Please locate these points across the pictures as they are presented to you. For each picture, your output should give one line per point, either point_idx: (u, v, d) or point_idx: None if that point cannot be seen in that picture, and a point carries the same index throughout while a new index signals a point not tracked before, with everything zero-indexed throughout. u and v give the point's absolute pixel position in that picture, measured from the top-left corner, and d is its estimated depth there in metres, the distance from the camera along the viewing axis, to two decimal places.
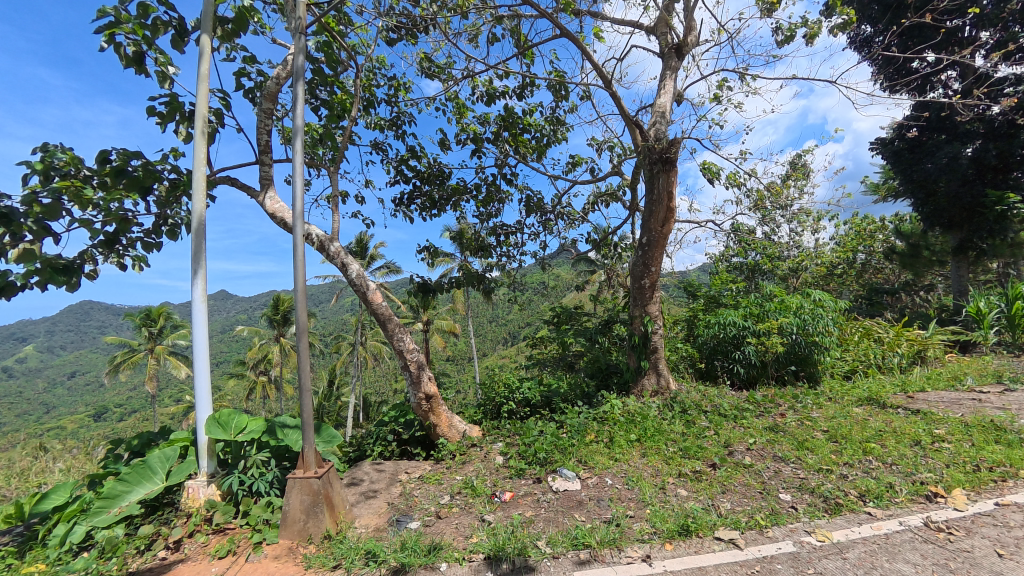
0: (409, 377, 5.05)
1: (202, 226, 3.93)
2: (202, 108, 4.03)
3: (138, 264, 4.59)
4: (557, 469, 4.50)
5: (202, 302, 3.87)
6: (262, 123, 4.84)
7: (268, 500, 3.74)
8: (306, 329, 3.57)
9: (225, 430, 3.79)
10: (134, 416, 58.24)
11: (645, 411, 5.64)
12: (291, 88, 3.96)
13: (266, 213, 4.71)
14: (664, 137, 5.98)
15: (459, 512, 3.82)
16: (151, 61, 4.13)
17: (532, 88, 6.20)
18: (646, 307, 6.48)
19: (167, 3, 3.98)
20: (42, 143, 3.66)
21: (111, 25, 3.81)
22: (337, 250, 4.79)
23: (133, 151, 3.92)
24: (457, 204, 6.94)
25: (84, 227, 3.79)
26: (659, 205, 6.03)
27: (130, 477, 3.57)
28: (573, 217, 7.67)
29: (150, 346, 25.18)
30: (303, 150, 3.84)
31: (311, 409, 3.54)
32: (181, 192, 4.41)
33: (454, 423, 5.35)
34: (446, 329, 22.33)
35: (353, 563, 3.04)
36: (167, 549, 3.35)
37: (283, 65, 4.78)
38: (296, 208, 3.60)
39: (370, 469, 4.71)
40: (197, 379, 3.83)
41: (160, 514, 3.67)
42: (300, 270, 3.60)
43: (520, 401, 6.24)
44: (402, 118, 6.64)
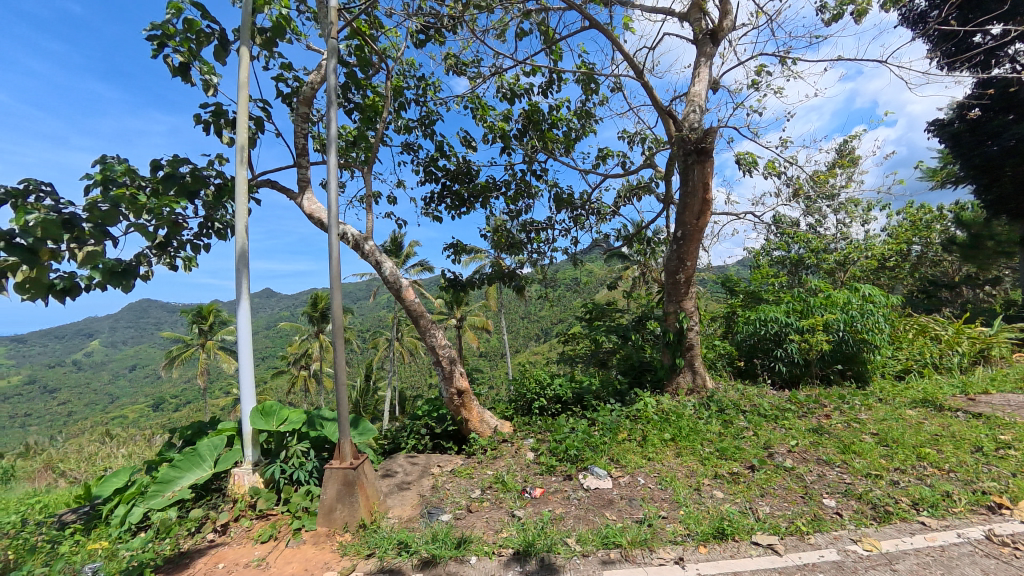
0: (441, 372, 5.14)
1: (245, 227, 4.11)
2: (243, 114, 4.22)
3: (188, 265, 4.88)
4: (588, 467, 4.45)
5: (246, 300, 4.07)
6: (299, 127, 5.03)
7: (307, 488, 3.88)
8: (342, 326, 3.67)
9: (267, 420, 3.97)
10: (187, 406, 62.13)
11: (680, 410, 5.51)
12: (325, 91, 4.08)
13: (304, 214, 4.90)
14: (698, 127, 5.81)
15: (489, 506, 3.86)
16: (196, 71, 4.37)
17: (560, 83, 6.18)
18: (681, 303, 6.30)
19: (210, 15, 4.20)
20: (101, 156, 3.93)
21: (160, 38, 4.06)
22: (371, 249, 4.92)
23: (181, 159, 4.16)
24: (486, 201, 6.98)
25: (139, 231, 4.05)
26: (694, 197, 5.88)
27: (182, 464, 3.79)
28: (604, 211, 7.58)
29: (203, 341, 26.61)
30: (337, 153, 3.94)
31: (347, 401, 3.64)
32: (226, 196, 4.65)
33: (485, 418, 5.40)
34: (479, 325, 22.55)
35: (386, 553, 3.12)
36: (215, 532, 3.55)
37: (317, 69, 4.96)
38: (331, 208, 3.70)
39: (404, 461, 4.79)
40: (240, 373, 4.02)
41: (209, 499, 3.89)
42: (337, 269, 3.71)
43: (551, 398, 6.22)
44: (431, 117, 6.76)
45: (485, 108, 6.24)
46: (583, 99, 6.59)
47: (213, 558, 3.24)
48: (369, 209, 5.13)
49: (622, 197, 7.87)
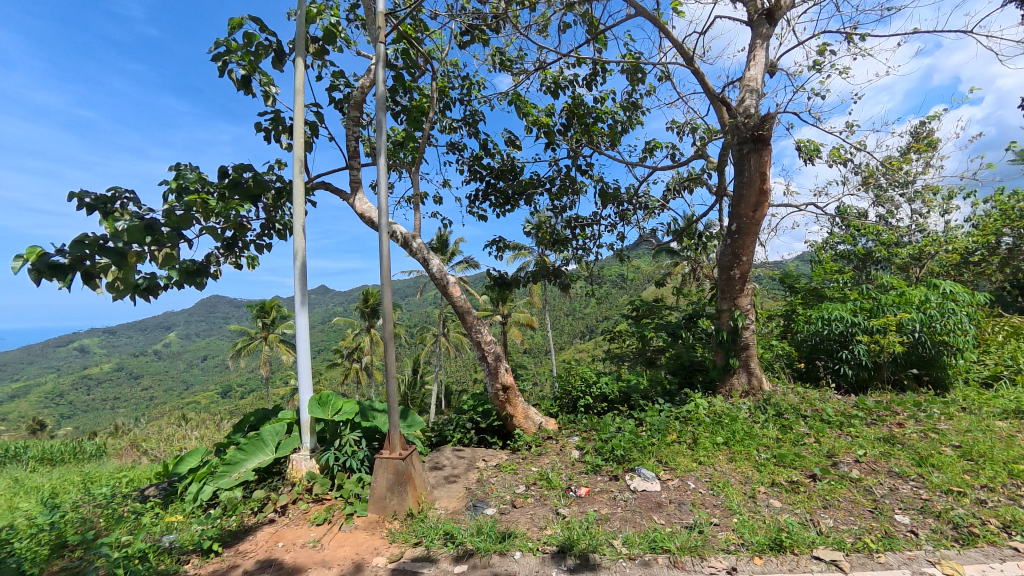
0: (486, 368, 5.18)
1: (302, 226, 4.33)
2: (299, 121, 4.45)
3: (252, 264, 5.22)
4: (635, 468, 4.33)
5: (304, 295, 4.28)
6: (350, 130, 5.23)
7: (359, 476, 4.03)
8: (392, 321, 3.78)
9: (323, 409, 4.18)
10: (252, 394, 66.83)
11: (734, 413, 5.25)
12: (374, 95, 4.22)
13: (356, 213, 5.09)
14: (754, 113, 5.50)
15: (534, 503, 3.84)
16: (256, 83, 4.66)
17: (605, 74, 6.03)
18: (737, 301, 5.98)
19: (268, 29, 4.46)
20: (176, 164, 4.27)
21: (224, 54, 4.37)
22: (419, 247, 5.03)
23: (245, 166, 4.45)
24: (530, 198, 6.96)
25: (210, 233, 4.37)
26: (750, 188, 5.56)
27: (247, 447, 4.06)
28: (651, 205, 7.34)
29: (266, 335, 28.45)
30: (386, 153, 4.06)
31: (397, 393, 3.74)
32: (285, 198, 4.93)
33: (530, 415, 5.40)
34: (524, 322, 22.60)
35: (432, 542, 3.17)
36: (276, 512, 3.78)
37: (366, 74, 5.14)
38: (381, 207, 3.81)
39: (451, 454, 4.87)
40: (299, 365, 4.24)
41: (270, 481, 4.14)
42: (387, 266, 3.81)
43: (597, 396, 6.11)
44: (476, 116, 6.81)
45: (529, 105, 6.22)
46: (630, 91, 6.40)
47: (274, 537, 3.44)
48: (417, 208, 5.26)
49: (671, 191, 7.60)
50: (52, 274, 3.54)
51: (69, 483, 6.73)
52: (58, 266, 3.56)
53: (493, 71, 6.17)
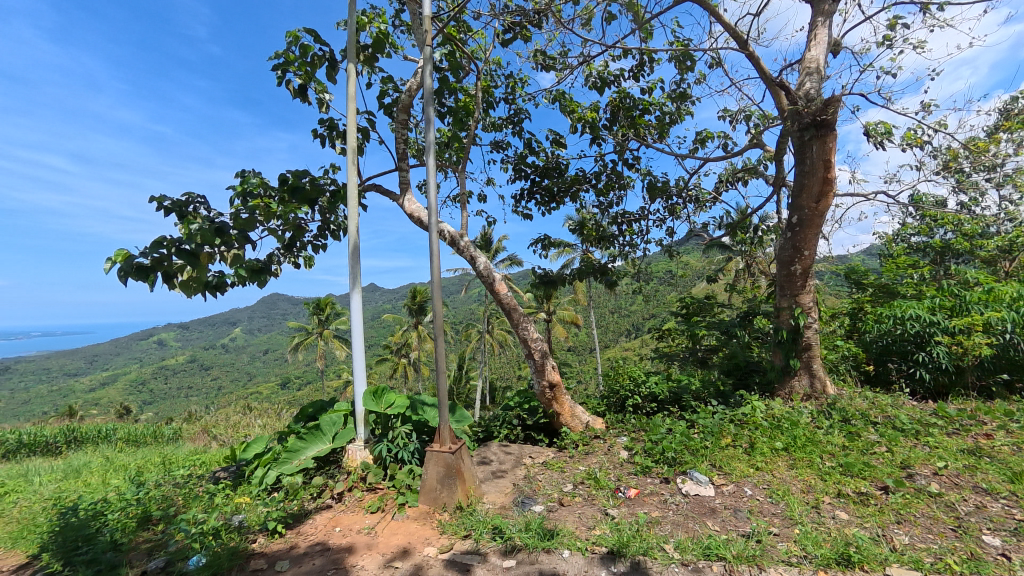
0: (533, 365, 5.18)
1: (356, 227, 4.49)
2: (352, 126, 4.62)
3: (309, 263, 5.49)
4: (687, 471, 4.17)
5: (358, 292, 4.45)
6: (399, 133, 5.37)
7: (410, 468, 4.15)
8: (441, 318, 3.85)
9: (377, 402, 4.34)
10: (308, 386, 70.72)
11: (794, 417, 4.93)
12: (423, 97, 4.31)
13: (405, 213, 5.22)
14: (816, 97, 5.14)
15: (582, 502, 3.79)
16: (312, 92, 4.88)
17: (652, 65, 5.84)
18: (798, 298, 5.62)
19: (322, 39, 4.66)
20: (241, 170, 4.56)
21: (283, 66, 4.61)
22: (467, 245, 5.09)
23: (303, 171, 4.68)
24: (576, 194, 6.88)
25: (272, 235, 4.63)
26: (813, 177, 5.20)
27: (307, 436, 4.27)
28: (703, 199, 7.04)
29: (321, 330, 29.97)
30: (435, 153, 4.13)
31: (446, 388, 3.81)
32: (339, 200, 5.14)
33: (577, 414, 5.34)
34: (569, 320, 22.42)
35: (482, 536, 3.20)
36: (333, 499, 3.96)
37: (414, 78, 5.26)
38: (431, 206, 3.89)
39: (498, 450, 4.91)
40: (354, 360, 4.41)
41: (328, 469, 4.35)
42: (438, 263, 3.87)
43: (646, 396, 5.95)
44: (519, 114, 6.81)
45: (573, 101, 6.14)
46: (678, 80, 6.16)
47: (332, 521, 3.60)
48: (464, 207, 5.32)
49: (722, 183, 7.25)
50: (137, 274, 3.88)
51: (153, 463, 7.40)
52: (141, 267, 3.91)
53: (537, 68, 6.13)
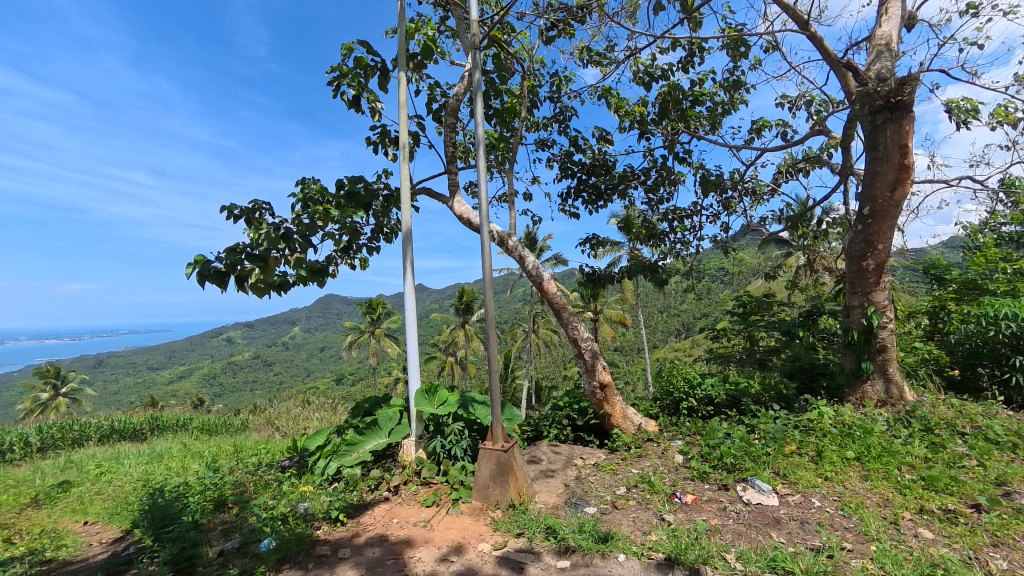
0: (583, 365, 5.14)
1: (409, 229, 4.62)
2: (404, 132, 4.76)
3: (364, 264, 5.72)
4: (748, 478, 3.96)
5: (412, 292, 4.58)
6: (447, 137, 5.48)
7: (463, 464, 4.23)
8: (493, 317, 3.88)
9: (430, 401, 4.43)
10: (361, 383, 73.85)
11: (868, 425, 4.56)
12: (472, 101, 4.38)
13: (455, 215, 5.32)
14: (889, 76, 4.73)
15: (636, 506, 3.69)
16: (365, 101, 5.08)
17: (703, 54, 5.60)
18: (871, 296, 5.18)
19: (374, 50, 4.84)
20: (301, 178, 4.81)
21: (338, 78, 4.83)
22: (515, 244, 5.11)
23: (358, 177, 4.88)
24: (624, 191, 6.72)
25: (331, 238, 4.87)
26: (887, 163, 4.79)
27: (365, 430, 4.45)
28: (761, 191, 6.67)
29: (373, 329, 31.21)
30: (484, 154, 4.18)
31: (498, 386, 3.83)
32: (392, 204, 5.32)
33: (629, 415, 5.22)
34: (617, 319, 21.99)
35: (535, 535, 3.20)
36: (390, 491, 4.10)
37: (461, 82, 5.35)
38: (481, 206, 3.93)
39: (548, 449, 4.89)
40: (408, 358, 4.55)
41: (384, 463, 4.51)
42: (490, 262, 3.91)
43: (701, 399, 5.72)
44: (564, 112, 6.75)
45: (620, 96, 6.00)
46: (732, 68, 5.86)
47: (389, 513, 3.72)
48: (511, 207, 5.35)
49: (782, 174, 6.82)
50: (213, 278, 4.20)
51: (226, 451, 8.01)
52: (217, 271, 4.23)
53: (582, 65, 6.05)
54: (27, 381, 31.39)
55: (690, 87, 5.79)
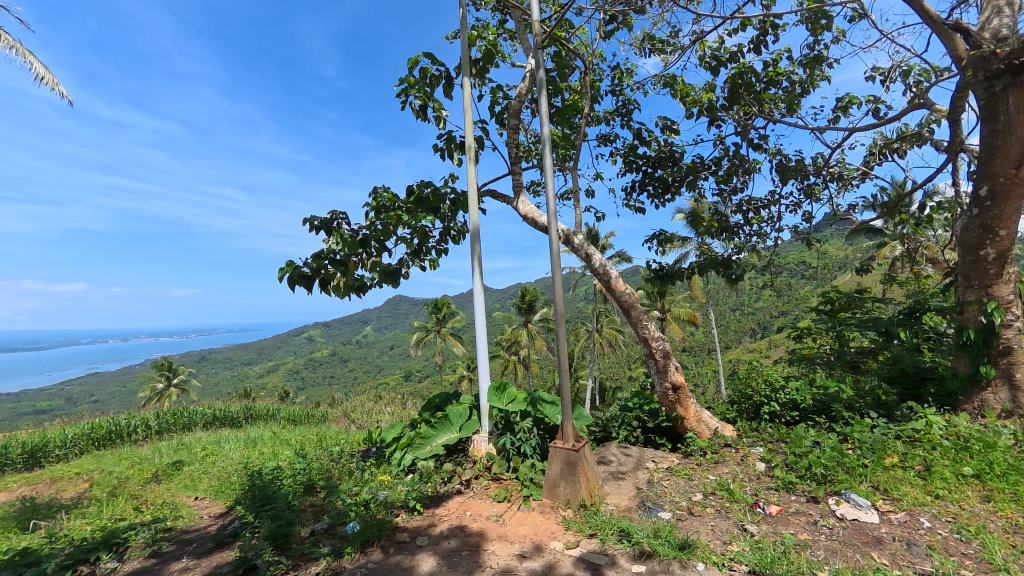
0: (654, 365, 5.03)
1: (476, 231, 4.75)
2: (469, 136, 4.90)
3: (433, 266, 5.97)
4: (842, 492, 3.63)
5: (480, 292, 4.70)
6: (510, 138, 5.56)
7: (533, 462, 4.28)
8: (562, 316, 3.89)
9: (500, 397, 4.64)
10: (426, 379, 76.89)
11: (991, 438, 4.00)
12: (537, 102, 4.41)
13: (519, 215, 5.39)
14: (1012, 36, 4.11)
15: (714, 514, 3.52)
16: (431, 110, 5.29)
17: (779, 31, 5.20)
18: (991, 290, 4.52)
19: (438, 60, 5.02)
20: (374, 187, 5.11)
21: (406, 90, 5.07)
22: (581, 242, 5.07)
23: (426, 182, 5.09)
24: (693, 183, 6.42)
25: (403, 242, 5.13)
26: (1010, 137, 4.17)
27: (438, 425, 4.63)
28: (850, 176, 6.07)
29: (438, 329, 32.36)
30: (550, 153, 4.19)
31: (568, 386, 3.83)
32: (459, 207, 5.49)
33: (704, 419, 5.04)
34: (685, 317, 21.04)
35: (608, 537, 3.16)
36: (462, 485, 4.24)
37: (522, 83, 5.39)
38: (548, 205, 3.94)
39: (617, 451, 4.80)
40: (478, 357, 4.67)
41: (456, 457, 4.69)
42: (558, 259, 3.91)
43: (785, 403, 5.33)
44: (627, 105, 6.58)
45: (685, 84, 5.73)
46: (812, 43, 5.39)
47: (463, 506, 3.86)
48: (576, 205, 5.31)
49: (873, 155, 6.17)
50: (302, 281, 4.59)
51: (311, 440, 8.71)
52: (304, 276, 4.61)
53: (643, 55, 5.86)
54: (148, 373, 36.11)
55: (764, 69, 5.40)
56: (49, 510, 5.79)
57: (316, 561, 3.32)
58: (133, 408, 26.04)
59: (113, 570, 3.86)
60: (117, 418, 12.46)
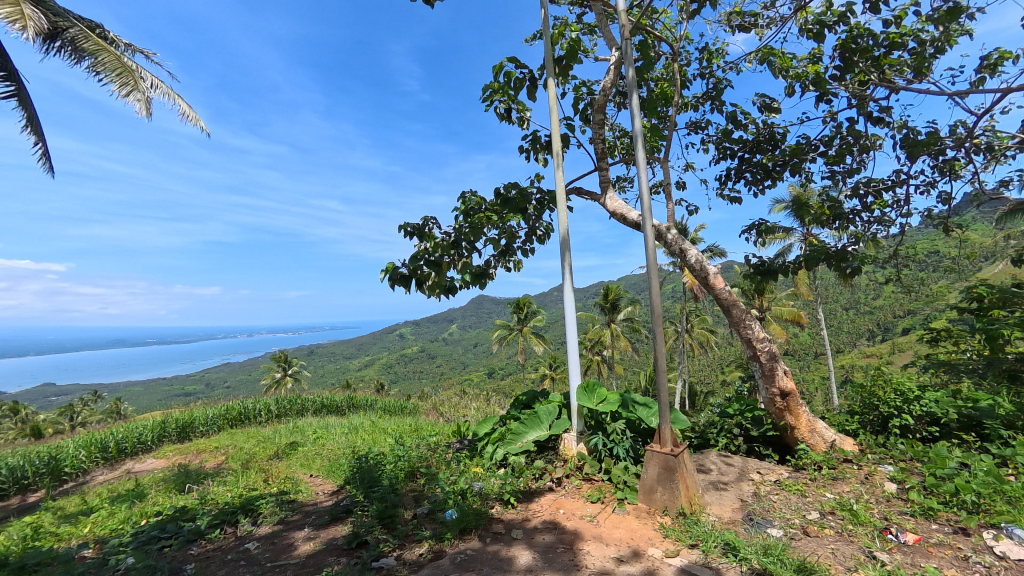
0: (759, 369, 4.72)
1: (565, 229, 4.78)
2: (555, 135, 4.94)
3: (518, 267, 6.12)
4: (1002, 525, 3.09)
5: (570, 291, 4.72)
6: (595, 134, 5.50)
7: (626, 465, 4.21)
8: (658, 315, 3.77)
9: (589, 397, 4.57)
10: (507, 376, 78.56)
11: None
12: (627, 95, 4.31)
13: (607, 212, 5.32)
14: None
15: (835, 536, 3.19)
16: (516, 112, 5.43)
17: None
18: None
19: (521, 63, 5.14)
20: (462, 193, 5.35)
21: (492, 95, 5.26)
22: (675, 238, 4.86)
23: (513, 184, 5.24)
24: (799, 168, 5.84)
25: (491, 243, 5.33)
26: None
27: (528, 422, 4.77)
28: (1004, 148, 5.10)
29: (519, 327, 32.91)
30: (643, 147, 4.07)
31: (666, 388, 3.71)
32: (545, 207, 5.57)
33: (817, 430, 4.62)
34: (789, 316, 19.08)
35: (711, 549, 3.01)
36: (554, 483, 4.31)
37: (607, 76, 5.31)
38: (643, 201, 3.84)
39: (717, 459, 4.54)
40: (569, 355, 4.70)
41: (547, 455, 4.77)
42: (653, 254, 3.80)
43: (919, 417, 4.66)
44: (717, 87, 6.17)
45: (786, 56, 5.10)
46: None
47: (556, 504, 3.92)
48: (668, 199, 5.11)
49: None
50: (401, 281, 4.95)
51: (406, 430, 9.38)
52: (403, 276, 4.97)
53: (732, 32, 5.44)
54: (268, 364, 41.33)
55: (885, 31, 4.74)
56: (201, 476, 6.92)
57: (419, 542, 3.59)
58: (258, 394, 30.10)
59: (251, 532, 4.52)
60: (247, 402, 14.45)
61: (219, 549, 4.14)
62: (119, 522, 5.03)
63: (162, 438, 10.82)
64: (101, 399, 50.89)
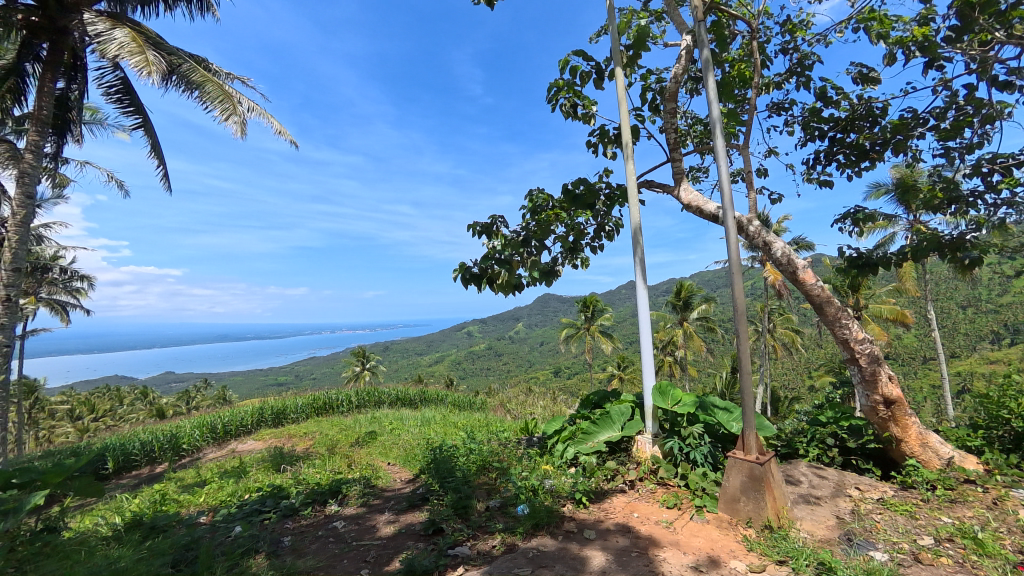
0: (858, 374, 4.34)
1: (637, 225, 4.67)
2: (624, 127, 4.84)
3: (586, 264, 6.08)
4: None
5: (643, 288, 4.61)
6: (666, 124, 5.31)
7: (705, 472, 4.05)
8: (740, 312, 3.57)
9: (664, 399, 4.46)
10: (572, 375, 77.89)
11: None
12: (702, 80, 4.12)
13: (682, 205, 5.12)
14: None
15: (954, 566, 2.83)
16: (583, 107, 5.39)
17: None
18: None
19: (587, 56, 5.10)
20: (529, 192, 5.44)
21: (558, 92, 5.27)
22: (758, 231, 4.56)
23: (580, 180, 5.23)
24: (906, 148, 5.20)
25: (559, 240, 5.36)
26: None
27: (600, 422, 4.76)
28: None
29: (585, 325, 32.51)
30: (722, 135, 3.88)
31: (749, 392, 3.52)
32: (615, 202, 5.46)
33: (931, 445, 4.15)
34: (892, 315, 16.96)
35: (803, 567, 2.82)
36: (626, 485, 4.24)
37: (678, 62, 5.09)
38: (723, 192, 3.66)
39: (808, 471, 4.20)
40: (642, 354, 4.59)
41: (619, 456, 4.70)
42: (735, 248, 3.61)
43: None
44: (804, 63, 5.67)
45: (887, 22, 4.58)
46: None
47: (629, 506, 3.86)
48: (749, 189, 4.80)
49: None
50: (473, 280, 5.14)
51: (476, 424, 9.66)
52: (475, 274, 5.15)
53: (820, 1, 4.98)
54: (349, 358, 44.55)
55: None
56: (294, 459, 7.66)
57: (492, 534, 3.72)
58: (342, 385, 32.64)
59: (339, 512, 4.95)
60: (333, 393, 15.71)
61: (313, 525, 4.59)
62: (229, 495, 5.73)
63: (260, 423, 12.10)
64: (212, 385, 57.97)
